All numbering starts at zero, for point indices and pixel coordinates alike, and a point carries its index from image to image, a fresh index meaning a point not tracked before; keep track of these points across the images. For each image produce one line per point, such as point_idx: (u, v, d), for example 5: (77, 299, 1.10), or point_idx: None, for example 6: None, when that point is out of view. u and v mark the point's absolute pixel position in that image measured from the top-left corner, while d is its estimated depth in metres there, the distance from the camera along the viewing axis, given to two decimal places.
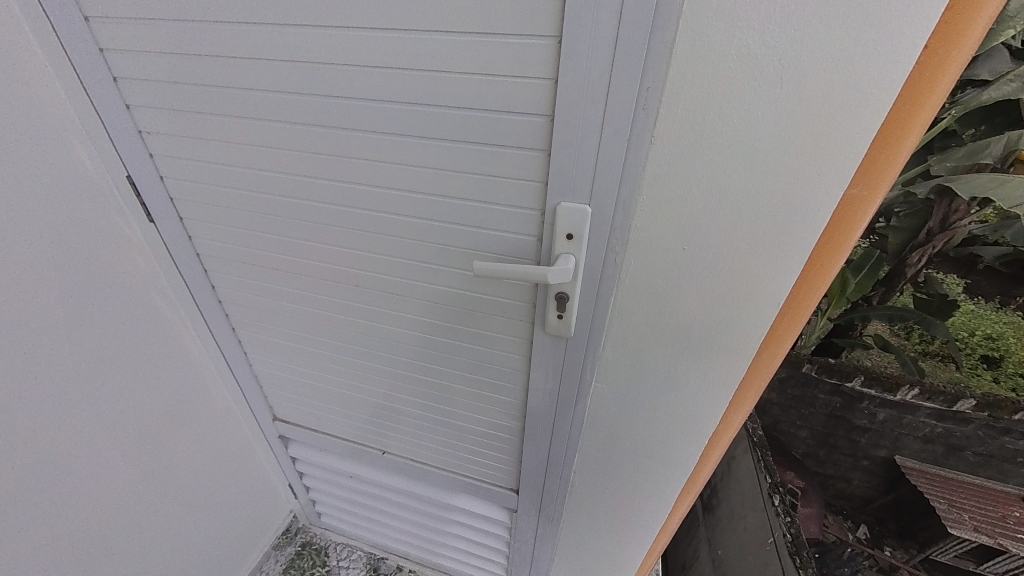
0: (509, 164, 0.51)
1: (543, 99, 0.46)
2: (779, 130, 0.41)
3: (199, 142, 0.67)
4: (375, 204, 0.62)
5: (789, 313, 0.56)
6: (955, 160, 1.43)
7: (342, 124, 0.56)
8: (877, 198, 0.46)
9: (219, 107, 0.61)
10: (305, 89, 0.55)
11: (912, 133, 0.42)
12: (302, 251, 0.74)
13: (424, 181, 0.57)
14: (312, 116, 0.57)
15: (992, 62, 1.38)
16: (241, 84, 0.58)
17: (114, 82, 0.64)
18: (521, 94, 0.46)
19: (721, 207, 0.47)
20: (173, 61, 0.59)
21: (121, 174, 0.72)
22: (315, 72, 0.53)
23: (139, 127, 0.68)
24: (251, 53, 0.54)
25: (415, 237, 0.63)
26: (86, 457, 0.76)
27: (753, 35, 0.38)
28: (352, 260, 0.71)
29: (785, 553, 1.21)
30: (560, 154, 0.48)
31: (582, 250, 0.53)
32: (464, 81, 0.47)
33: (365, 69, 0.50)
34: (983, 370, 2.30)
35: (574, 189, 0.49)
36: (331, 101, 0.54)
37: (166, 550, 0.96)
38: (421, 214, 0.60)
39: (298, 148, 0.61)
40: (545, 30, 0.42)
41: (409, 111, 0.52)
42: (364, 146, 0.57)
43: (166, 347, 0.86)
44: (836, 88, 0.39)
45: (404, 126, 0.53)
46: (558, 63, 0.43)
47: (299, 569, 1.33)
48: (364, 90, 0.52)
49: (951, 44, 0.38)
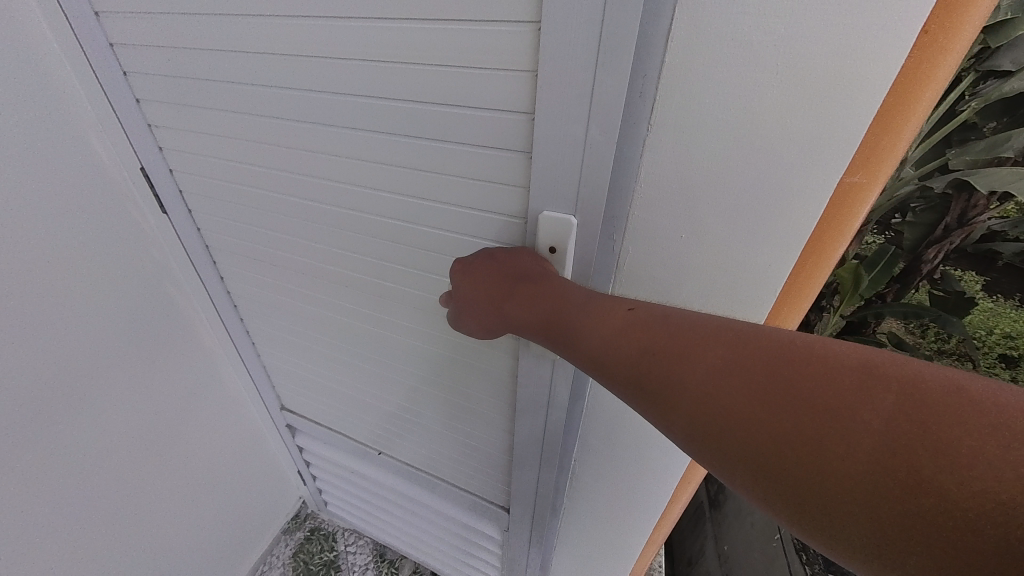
0: (492, 164, 0.51)
1: (524, 94, 0.45)
2: (776, 118, 0.41)
3: (204, 138, 0.69)
4: (367, 202, 0.63)
5: (791, 302, 0.57)
6: (974, 153, 1.44)
7: (340, 121, 0.57)
8: (875, 185, 0.47)
9: (223, 102, 0.63)
10: (307, 85, 0.56)
11: (912, 117, 0.43)
12: (304, 247, 0.76)
13: (410, 182, 0.58)
14: (315, 114, 0.58)
15: (1016, 51, 1.35)
16: (243, 80, 0.59)
17: (125, 75, 0.65)
18: (503, 87, 0.45)
19: (719, 195, 0.47)
20: (179, 57, 0.60)
21: (136, 166, 0.74)
22: (314, 68, 0.54)
23: (149, 121, 0.70)
24: (255, 46, 0.55)
25: (405, 240, 0.64)
26: (97, 442, 0.79)
27: (749, 21, 0.37)
28: (350, 257, 0.72)
29: (792, 548, 1.24)
30: (544, 149, 0.46)
31: (565, 264, 0.52)
32: (446, 75, 0.47)
33: (356, 61, 0.51)
34: (1002, 369, 2.30)
35: (561, 186, 0.47)
36: (332, 96, 0.55)
37: (175, 531, 1.00)
38: (408, 218, 0.62)
39: (300, 147, 0.62)
40: (525, 18, 0.41)
41: (395, 106, 0.52)
42: (358, 143, 0.58)
43: (179, 335, 0.89)
44: (835, 74, 0.38)
45: (392, 124, 0.54)
46: (538, 54, 0.42)
47: (308, 553, 1.37)
48: (355, 83, 0.52)
49: (951, 27, 0.38)
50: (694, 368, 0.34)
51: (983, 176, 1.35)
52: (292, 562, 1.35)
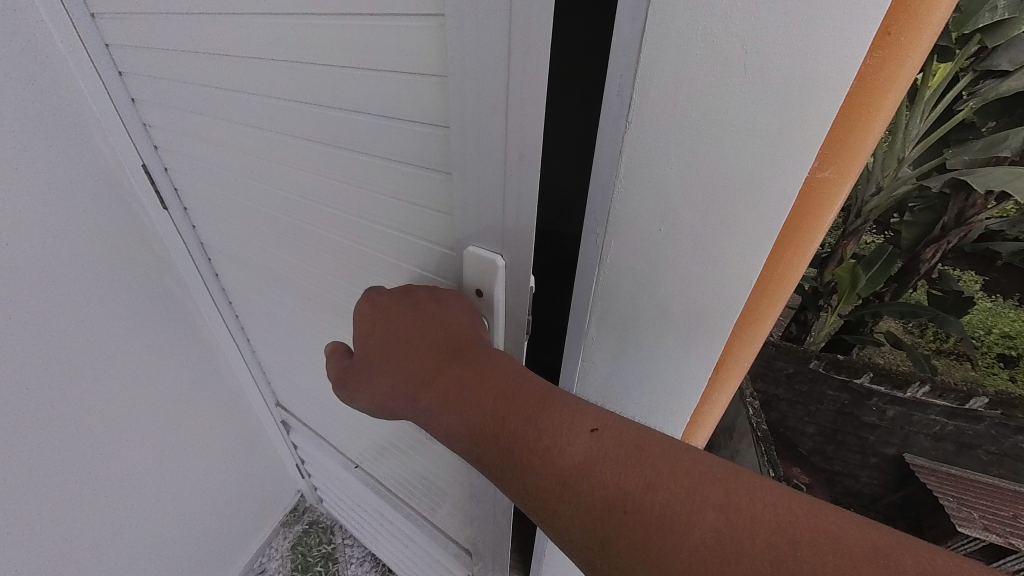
0: (419, 182, 0.48)
1: (436, 105, 0.41)
2: (745, 114, 0.43)
3: (191, 139, 0.70)
4: (331, 220, 0.62)
5: (769, 292, 0.60)
6: (972, 153, 1.45)
7: (302, 131, 0.55)
8: (845, 179, 0.50)
9: (201, 104, 0.63)
10: (267, 90, 0.54)
11: (877, 115, 0.45)
12: (282, 248, 0.75)
13: (357, 199, 0.57)
14: (278, 123, 0.57)
15: (1014, 51, 1.36)
16: (214, 82, 0.59)
17: (119, 75, 0.68)
18: (417, 95, 0.42)
19: (695, 190, 0.48)
20: (164, 58, 0.61)
21: (137, 163, 0.76)
22: (271, 72, 0.52)
23: (144, 121, 0.73)
24: (220, 47, 0.54)
25: (360, 260, 0.63)
26: (98, 433, 0.82)
27: (717, 24, 0.39)
28: (327, 268, 0.70)
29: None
30: (461, 168, 0.42)
31: (493, 309, 0.48)
32: (366, 83, 0.45)
33: (300, 65, 0.49)
34: (1000, 368, 2.31)
35: (484, 209, 0.43)
36: (291, 104, 0.53)
37: (175, 521, 1.03)
38: (358, 236, 0.60)
39: (270, 158, 0.62)
40: (426, 12, 0.37)
41: (330, 114, 0.50)
42: (312, 154, 0.57)
43: (176, 330, 0.92)
44: (797, 74, 0.41)
45: (334, 134, 0.52)
46: (443, 53, 0.38)
47: (307, 545, 1.40)
48: (300, 87, 0.51)
49: (910, 30, 0.40)
50: (678, 527, 0.32)
51: (979, 175, 1.36)
52: (290, 554, 1.37)
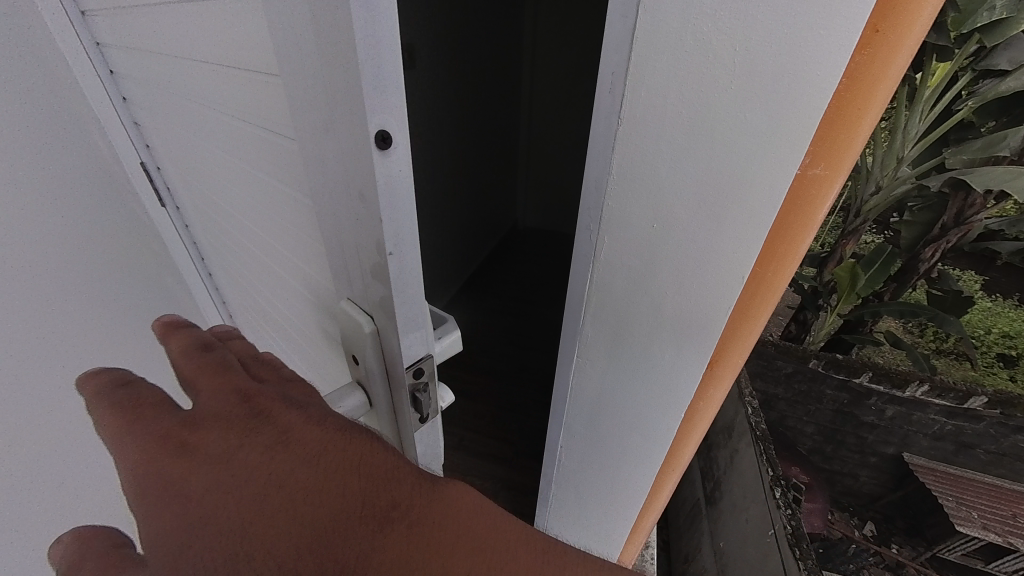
0: (292, 183, 0.50)
1: (282, 107, 0.43)
2: (735, 110, 0.43)
3: (171, 136, 0.83)
4: (263, 216, 0.66)
5: (763, 290, 0.60)
6: (971, 152, 1.45)
7: (229, 130, 0.61)
8: (838, 176, 0.50)
9: (170, 106, 0.75)
10: (202, 95, 0.62)
11: (868, 111, 0.45)
12: (244, 241, 0.79)
13: (270, 197, 0.59)
14: (217, 124, 0.64)
15: (1013, 51, 1.37)
16: (172, 89, 0.68)
17: (110, 74, 0.85)
18: (273, 97, 0.44)
19: (687, 186, 0.49)
20: (144, 64, 0.74)
21: (134, 157, 0.94)
22: (201, 76, 0.60)
23: (133, 119, 0.91)
24: (166, 57, 0.64)
25: (288, 263, 0.64)
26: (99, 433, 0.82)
27: (708, 23, 0.40)
28: (275, 265, 0.71)
29: (785, 545, 1.16)
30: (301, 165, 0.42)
31: (374, 378, 0.45)
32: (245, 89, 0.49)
33: (214, 73, 0.56)
34: (999, 368, 2.31)
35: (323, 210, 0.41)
36: (220, 110, 0.60)
37: None
38: (280, 234, 0.62)
39: (218, 156, 0.69)
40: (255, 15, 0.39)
41: (238, 117, 0.55)
42: (238, 152, 0.62)
43: None
44: (787, 70, 0.41)
45: (243, 134, 0.57)
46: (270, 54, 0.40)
47: None
48: (220, 90, 0.57)
49: (901, 26, 0.40)
50: None
51: (978, 175, 1.36)
52: None
